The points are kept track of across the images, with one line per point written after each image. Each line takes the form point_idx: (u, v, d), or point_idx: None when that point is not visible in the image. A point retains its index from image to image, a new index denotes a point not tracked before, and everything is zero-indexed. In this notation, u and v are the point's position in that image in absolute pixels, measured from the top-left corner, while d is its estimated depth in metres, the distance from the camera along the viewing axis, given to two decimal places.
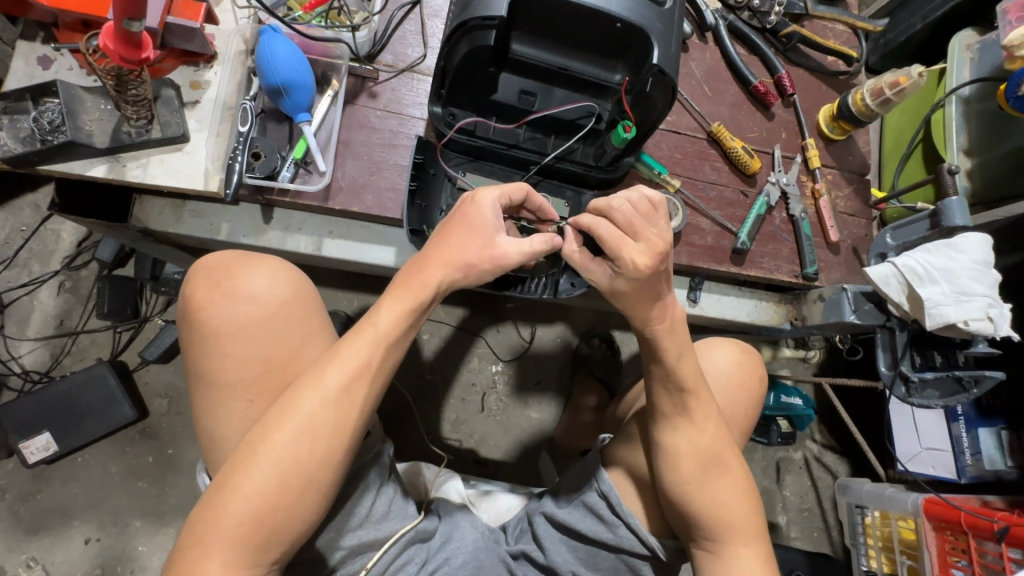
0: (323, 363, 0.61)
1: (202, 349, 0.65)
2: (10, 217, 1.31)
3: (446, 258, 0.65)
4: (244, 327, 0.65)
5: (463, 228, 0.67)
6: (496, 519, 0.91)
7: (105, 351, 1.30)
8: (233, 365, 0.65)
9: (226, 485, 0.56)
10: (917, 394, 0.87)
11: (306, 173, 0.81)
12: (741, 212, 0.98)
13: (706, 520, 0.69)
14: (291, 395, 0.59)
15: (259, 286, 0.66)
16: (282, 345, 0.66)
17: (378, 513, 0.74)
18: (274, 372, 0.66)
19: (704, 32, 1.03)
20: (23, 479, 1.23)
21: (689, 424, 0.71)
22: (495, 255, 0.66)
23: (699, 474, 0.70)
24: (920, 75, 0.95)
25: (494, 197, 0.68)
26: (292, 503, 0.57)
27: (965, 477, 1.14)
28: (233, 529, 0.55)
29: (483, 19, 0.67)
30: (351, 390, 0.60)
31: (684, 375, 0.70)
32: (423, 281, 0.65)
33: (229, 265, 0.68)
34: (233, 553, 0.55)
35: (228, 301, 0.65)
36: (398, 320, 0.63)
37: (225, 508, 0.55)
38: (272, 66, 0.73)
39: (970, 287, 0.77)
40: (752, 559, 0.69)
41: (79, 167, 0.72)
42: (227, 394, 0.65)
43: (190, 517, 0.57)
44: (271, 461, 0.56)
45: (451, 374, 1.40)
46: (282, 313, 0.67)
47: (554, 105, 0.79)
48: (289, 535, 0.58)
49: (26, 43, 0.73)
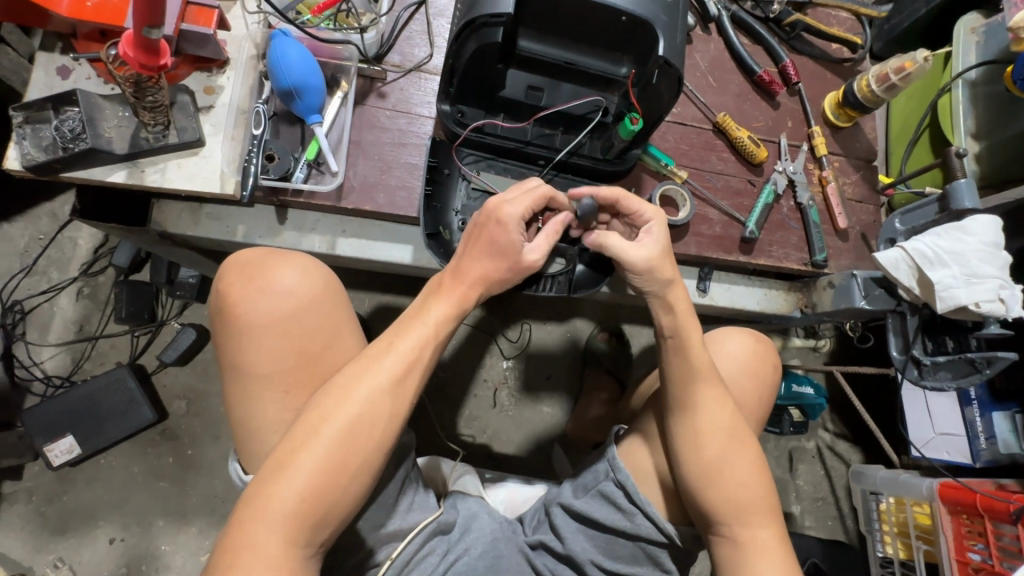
0: (374, 353, 0.63)
1: (237, 341, 0.67)
2: (28, 226, 1.34)
3: (478, 253, 0.69)
4: (278, 320, 0.67)
5: (490, 242, 0.69)
6: (513, 509, 0.95)
7: (124, 355, 1.33)
8: (269, 357, 0.66)
9: (283, 465, 0.57)
10: (930, 376, 0.87)
11: (319, 174, 0.82)
12: (748, 202, 0.99)
13: (723, 502, 0.70)
14: (342, 382, 0.61)
15: (291, 281, 0.68)
16: (317, 339, 0.68)
17: (402, 505, 0.76)
18: (310, 365, 0.68)
19: (707, 23, 1.04)
20: (48, 482, 1.25)
21: (706, 405, 0.72)
22: (524, 266, 0.71)
23: (718, 453, 0.71)
24: (927, 58, 0.95)
25: (518, 210, 0.69)
26: (347, 484, 0.59)
27: (980, 461, 1.14)
28: (290, 507, 0.56)
29: (490, 16, 0.68)
30: (404, 381, 0.62)
31: (695, 355, 0.73)
32: (464, 274, 0.68)
33: (261, 262, 0.69)
34: (290, 530, 0.56)
35: (262, 296, 0.67)
36: (445, 318, 0.67)
37: (280, 487, 0.56)
38: (285, 69, 0.75)
39: (981, 269, 0.77)
40: (772, 542, 0.69)
41: (98, 174, 0.74)
42: (264, 385, 0.66)
43: (241, 497, 0.57)
44: (326, 442, 0.58)
45: (464, 370, 1.41)
46: (315, 308, 0.68)
47: (561, 99, 0.80)
48: (339, 516, 0.59)
49: (46, 53, 0.75)
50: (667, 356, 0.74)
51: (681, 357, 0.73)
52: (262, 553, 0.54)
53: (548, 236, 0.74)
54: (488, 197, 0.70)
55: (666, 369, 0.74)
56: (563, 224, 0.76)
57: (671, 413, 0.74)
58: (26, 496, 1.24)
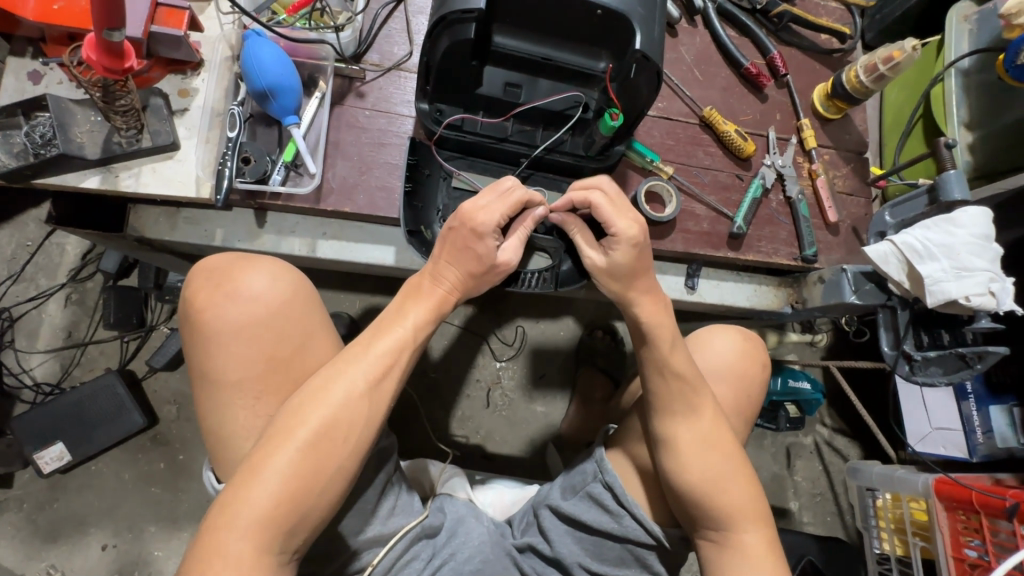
0: (350, 356, 0.62)
1: (206, 349, 0.66)
2: (15, 232, 1.33)
3: (451, 255, 0.70)
4: (247, 325, 0.66)
5: (466, 249, 0.70)
6: (502, 511, 0.93)
7: (114, 361, 1.32)
8: (239, 363, 0.65)
9: (255, 470, 0.56)
10: (921, 372, 0.86)
11: (296, 176, 0.81)
12: (736, 196, 0.97)
13: (708, 505, 0.69)
14: (316, 386, 0.60)
15: (259, 285, 0.67)
16: (289, 344, 0.67)
17: (383, 510, 0.75)
18: (281, 370, 0.67)
19: (693, 16, 1.02)
20: (39, 489, 1.25)
21: (688, 408, 0.72)
22: (499, 268, 0.74)
23: (700, 459, 0.70)
24: (915, 48, 0.93)
25: (495, 217, 0.69)
26: (322, 488, 0.58)
27: (976, 456, 1.13)
28: (263, 512, 0.55)
29: (462, 12, 0.67)
30: (381, 384, 0.62)
31: (675, 360, 0.72)
32: (438, 278, 0.70)
33: (229, 267, 0.68)
34: (264, 535, 0.54)
35: (230, 302, 0.66)
36: (422, 322, 0.67)
37: (253, 492, 0.55)
38: (258, 70, 0.74)
39: (971, 262, 0.76)
40: (759, 545, 0.68)
41: (72, 180, 0.73)
42: (235, 392, 0.65)
43: (212, 503, 0.56)
44: (299, 446, 0.57)
45: (455, 371, 1.40)
46: (285, 313, 0.67)
47: (540, 95, 0.78)
48: (313, 522, 0.58)
49: (16, 59, 0.74)
50: (646, 360, 0.74)
51: (660, 362, 0.73)
52: (234, 560, 0.53)
53: (520, 236, 0.75)
54: (464, 202, 0.71)
55: (647, 375, 0.74)
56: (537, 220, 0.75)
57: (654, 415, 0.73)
58: (17, 503, 1.24)
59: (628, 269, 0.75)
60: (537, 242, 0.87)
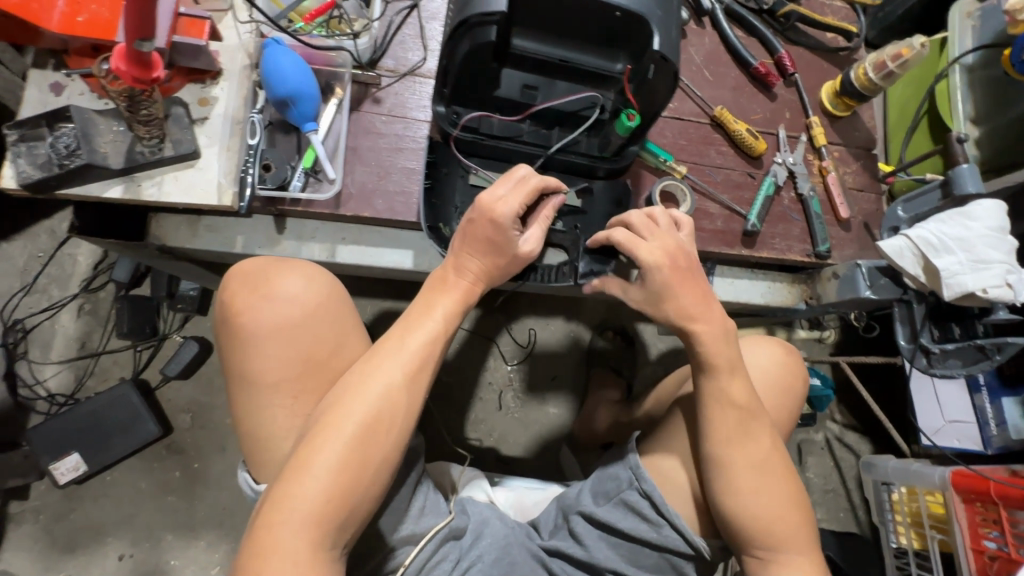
0: (385, 350, 0.63)
1: (244, 350, 0.66)
2: (27, 244, 1.33)
3: (481, 247, 0.69)
4: (284, 326, 0.66)
5: (488, 240, 0.69)
6: (523, 513, 0.93)
7: (127, 370, 1.32)
8: (276, 363, 0.66)
9: (301, 466, 0.56)
10: (939, 365, 0.87)
11: (317, 182, 0.81)
12: (748, 194, 0.98)
13: (759, 529, 0.69)
14: (355, 381, 0.60)
15: (295, 286, 0.67)
16: (325, 343, 0.68)
17: (415, 510, 0.76)
18: (319, 368, 0.67)
19: (701, 17, 1.04)
20: (55, 500, 1.25)
21: (745, 435, 0.70)
22: (520, 257, 0.72)
23: (753, 483, 0.69)
24: (924, 45, 0.94)
25: (513, 208, 0.69)
26: (368, 482, 0.58)
27: (991, 448, 1.13)
28: (312, 508, 0.55)
29: (482, 15, 0.67)
30: (417, 376, 0.62)
31: (731, 387, 0.70)
32: (464, 270, 0.69)
33: (263, 268, 0.69)
34: (314, 531, 0.55)
35: (267, 303, 0.66)
36: (450, 313, 0.67)
37: (302, 488, 0.55)
38: (279, 78, 0.75)
39: (988, 254, 0.76)
40: (806, 568, 0.69)
41: (95, 190, 0.73)
42: (273, 393, 0.66)
43: (262, 501, 0.56)
44: (343, 440, 0.57)
45: (468, 374, 1.40)
46: (321, 313, 0.68)
47: (556, 96, 0.79)
48: (360, 516, 0.58)
49: (38, 71, 0.75)
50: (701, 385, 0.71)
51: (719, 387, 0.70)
52: (286, 556, 0.53)
53: (541, 224, 0.75)
54: (482, 193, 0.70)
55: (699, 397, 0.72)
56: (556, 207, 0.77)
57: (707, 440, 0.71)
58: (33, 515, 1.24)
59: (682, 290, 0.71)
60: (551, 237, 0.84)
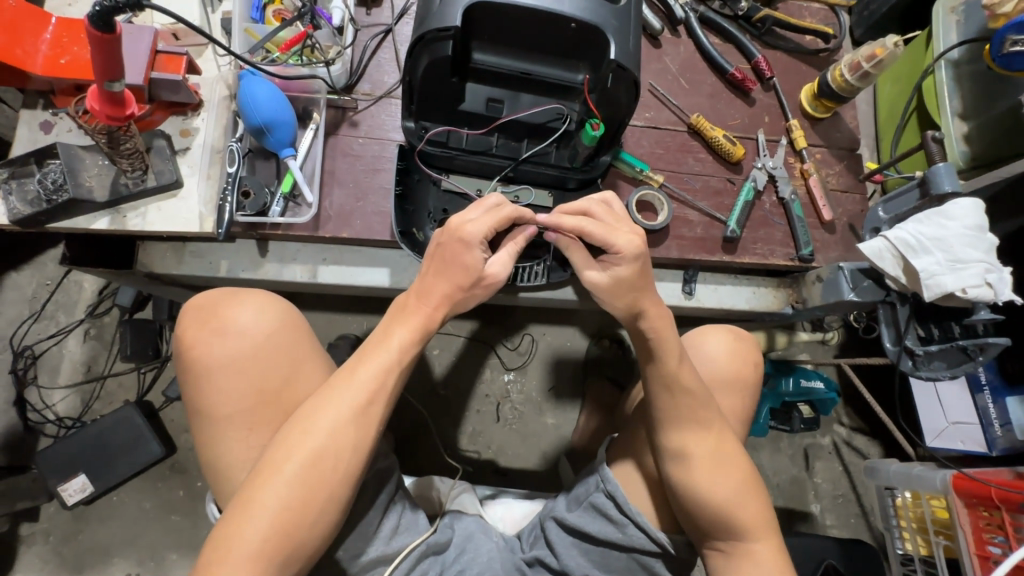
0: (335, 384, 0.64)
1: (199, 384, 0.68)
2: (36, 273, 1.38)
3: (438, 273, 0.70)
4: (234, 360, 0.68)
5: (450, 261, 0.70)
6: (512, 526, 0.93)
7: (132, 393, 1.36)
8: (230, 397, 0.68)
9: (248, 503, 0.58)
10: (925, 367, 0.83)
11: (296, 206, 0.84)
12: (729, 200, 0.98)
13: (720, 518, 0.69)
14: (304, 416, 0.62)
15: (247, 320, 0.69)
16: (278, 375, 0.69)
17: (385, 531, 0.76)
18: (273, 401, 0.69)
19: (676, 26, 1.04)
20: (64, 521, 1.28)
21: (695, 423, 0.72)
22: (485, 282, 0.72)
23: (708, 469, 0.70)
24: (898, 44, 0.93)
25: (480, 232, 0.69)
26: (315, 517, 0.59)
27: (996, 449, 1.10)
28: (258, 544, 0.57)
29: (439, 31, 0.68)
30: (367, 410, 0.63)
31: (682, 374, 0.71)
32: (424, 298, 0.70)
33: (217, 303, 0.71)
34: (260, 566, 0.57)
35: (218, 338, 0.68)
36: (407, 343, 0.68)
37: (249, 524, 0.57)
38: (254, 108, 0.77)
39: (965, 254, 0.75)
40: (767, 554, 0.69)
41: (83, 223, 0.76)
42: (227, 426, 0.68)
43: (211, 536, 0.58)
44: (289, 477, 0.59)
45: (464, 387, 1.41)
46: (271, 344, 0.70)
47: (522, 108, 0.79)
48: (310, 549, 0.60)
49: (29, 111, 0.79)
50: (651, 375, 0.73)
51: (665, 375, 0.72)
52: None
53: (510, 250, 0.74)
54: (452, 216, 0.71)
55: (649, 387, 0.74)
56: (528, 238, 0.75)
57: (660, 428, 0.73)
58: (44, 536, 1.27)
59: (629, 286, 0.72)
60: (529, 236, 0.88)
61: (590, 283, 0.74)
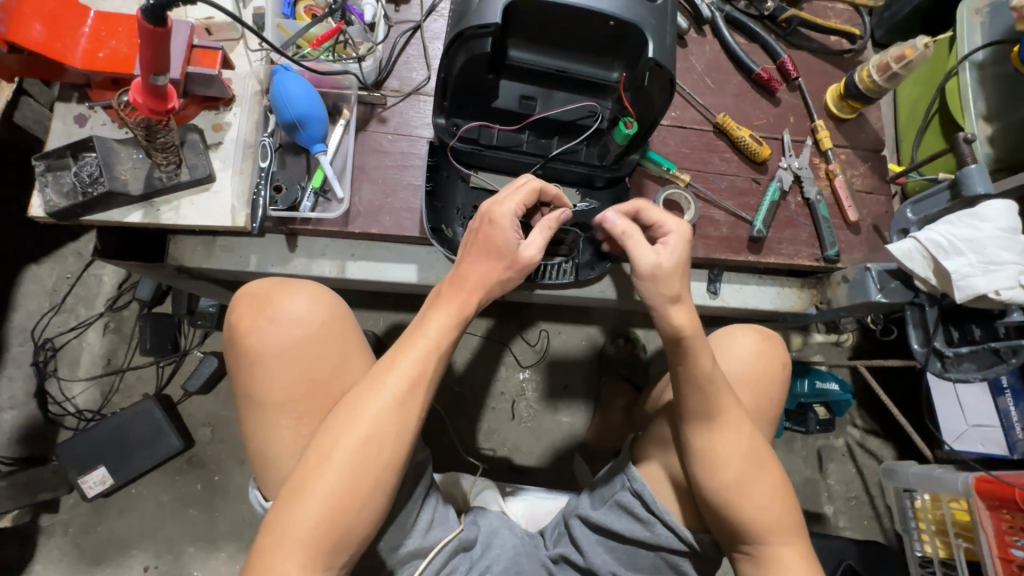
0: (377, 374, 0.64)
1: (252, 372, 0.69)
2: (56, 266, 1.38)
3: (475, 263, 0.70)
4: (288, 348, 0.69)
5: (488, 244, 0.70)
6: (534, 523, 0.94)
7: (151, 385, 1.37)
8: (282, 383, 0.69)
9: (298, 491, 0.59)
10: (953, 369, 0.85)
11: (325, 202, 0.84)
12: (754, 200, 0.98)
13: (747, 522, 0.69)
14: (350, 405, 0.62)
15: (299, 308, 0.70)
16: (328, 364, 0.71)
17: (422, 524, 0.77)
18: (321, 388, 0.70)
19: (701, 25, 1.04)
20: (83, 513, 1.29)
21: (726, 423, 0.71)
22: (522, 262, 0.72)
23: (734, 470, 0.70)
24: (928, 45, 0.93)
25: (511, 208, 0.71)
26: (362, 505, 0.60)
27: (1017, 452, 1.11)
28: (308, 531, 0.58)
29: (478, 28, 0.68)
30: (409, 398, 0.64)
31: (715, 377, 0.70)
32: (466, 288, 0.70)
33: (269, 292, 0.72)
34: (310, 553, 0.58)
35: (272, 325, 0.69)
36: (445, 330, 0.68)
37: (299, 512, 0.58)
38: (287, 102, 0.78)
39: (998, 255, 0.75)
40: (792, 557, 0.69)
41: (116, 216, 0.77)
42: (278, 413, 0.69)
43: (263, 523, 0.60)
44: (337, 466, 0.60)
45: (480, 383, 1.41)
46: (323, 333, 0.71)
47: (554, 106, 0.80)
48: (356, 539, 0.61)
49: (64, 104, 0.79)
50: (684, 376, 0.71)
51: (698, 378, 0.70)
52: None
53: (543, 232, 0.74)
54: (483, 201, 0.74)
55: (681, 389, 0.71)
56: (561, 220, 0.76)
57: (689, 426, 0.72)
58: (63, 527, 1.28)
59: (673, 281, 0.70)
60: (559, 235, 0.89)
61: (648, 269, 0.70)
